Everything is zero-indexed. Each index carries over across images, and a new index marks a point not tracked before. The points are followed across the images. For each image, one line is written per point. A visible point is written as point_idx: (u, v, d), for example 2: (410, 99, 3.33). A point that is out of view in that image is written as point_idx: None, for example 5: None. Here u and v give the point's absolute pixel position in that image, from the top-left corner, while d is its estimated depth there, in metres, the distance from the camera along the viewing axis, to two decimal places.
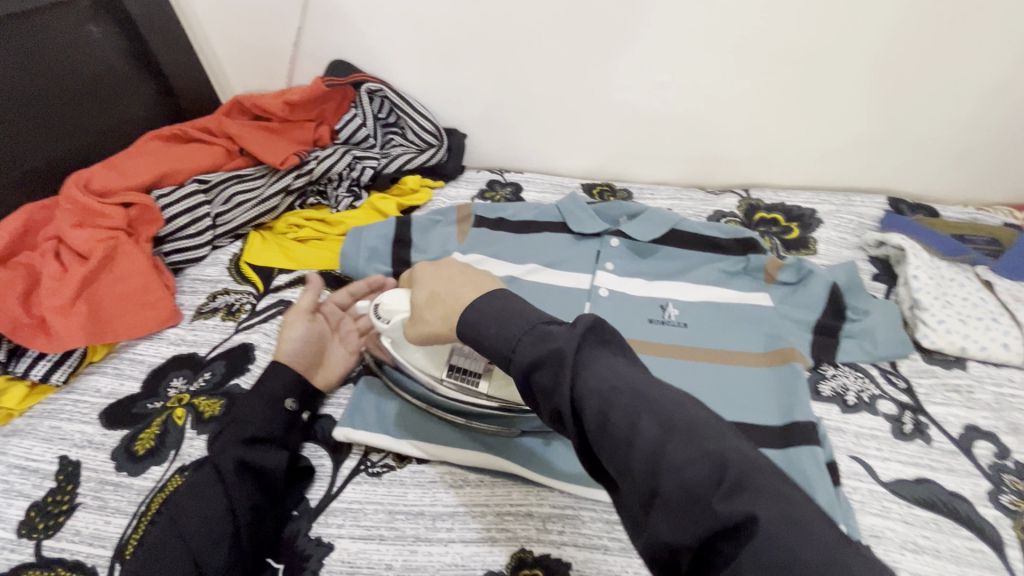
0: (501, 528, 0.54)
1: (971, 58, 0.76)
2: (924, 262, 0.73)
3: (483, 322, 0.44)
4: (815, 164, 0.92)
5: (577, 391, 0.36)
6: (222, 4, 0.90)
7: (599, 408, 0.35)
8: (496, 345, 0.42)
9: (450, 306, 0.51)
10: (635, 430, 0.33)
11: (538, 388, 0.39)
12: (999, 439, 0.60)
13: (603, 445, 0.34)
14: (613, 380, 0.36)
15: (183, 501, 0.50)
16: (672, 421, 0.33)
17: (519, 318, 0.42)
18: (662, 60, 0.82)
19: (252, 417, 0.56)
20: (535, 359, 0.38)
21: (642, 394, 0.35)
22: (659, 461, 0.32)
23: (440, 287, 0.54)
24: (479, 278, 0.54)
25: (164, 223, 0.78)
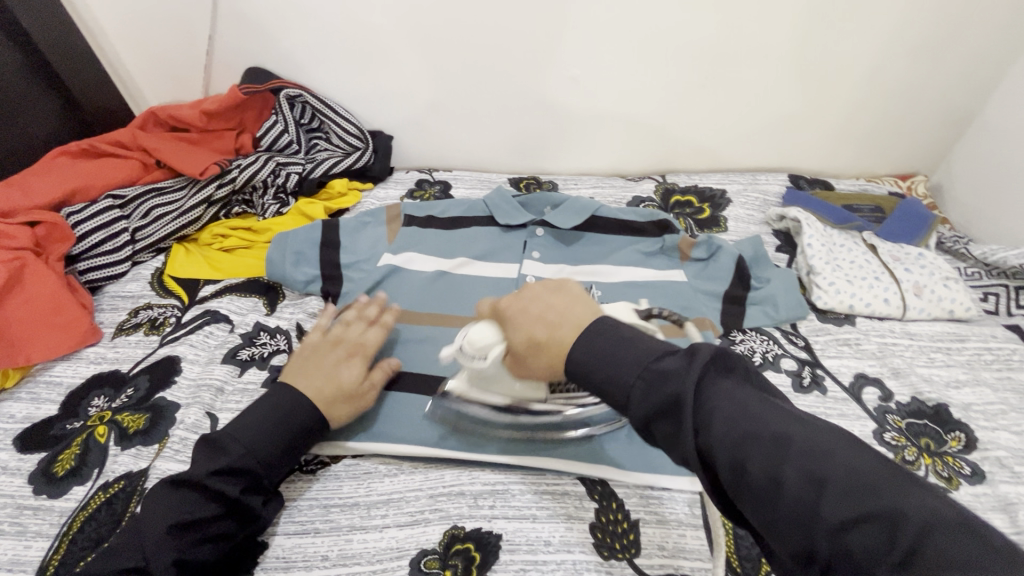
0: (434, 508, 0.56)
1: (844, 44, 0.84)
2: (817, 231, 0.80)
3: (590, 360, 0.39)
4: (722, 148, 0.99)
5: (703, 440, 0.32)
6: (127, 15, 0.88)
7: (731, 457, 0.31)
8: (602, 388, 0.38)
9: (556, 349, 0.41)
10: (778, 483, 0.29)
11: (659, 435, 0.35)
12: (883, 383, 0.66)
13: (741, 498, 0.31)
14: (740, 421, 0.32)
15: (158, 518, 0.47)
16: (817, 468, 0.29)
17: (629, 351, 0.38)
18: (572, 55, 0.86)
19: (261, 450, 0.52)
20: (651, 406, 0.35)
21: (782, 437, 0.31)
22: (809, 522, 0.28)
23: (531, 323, 0.44)
24: (575, 304, 0.44)
25: (77, 240, 0.76)
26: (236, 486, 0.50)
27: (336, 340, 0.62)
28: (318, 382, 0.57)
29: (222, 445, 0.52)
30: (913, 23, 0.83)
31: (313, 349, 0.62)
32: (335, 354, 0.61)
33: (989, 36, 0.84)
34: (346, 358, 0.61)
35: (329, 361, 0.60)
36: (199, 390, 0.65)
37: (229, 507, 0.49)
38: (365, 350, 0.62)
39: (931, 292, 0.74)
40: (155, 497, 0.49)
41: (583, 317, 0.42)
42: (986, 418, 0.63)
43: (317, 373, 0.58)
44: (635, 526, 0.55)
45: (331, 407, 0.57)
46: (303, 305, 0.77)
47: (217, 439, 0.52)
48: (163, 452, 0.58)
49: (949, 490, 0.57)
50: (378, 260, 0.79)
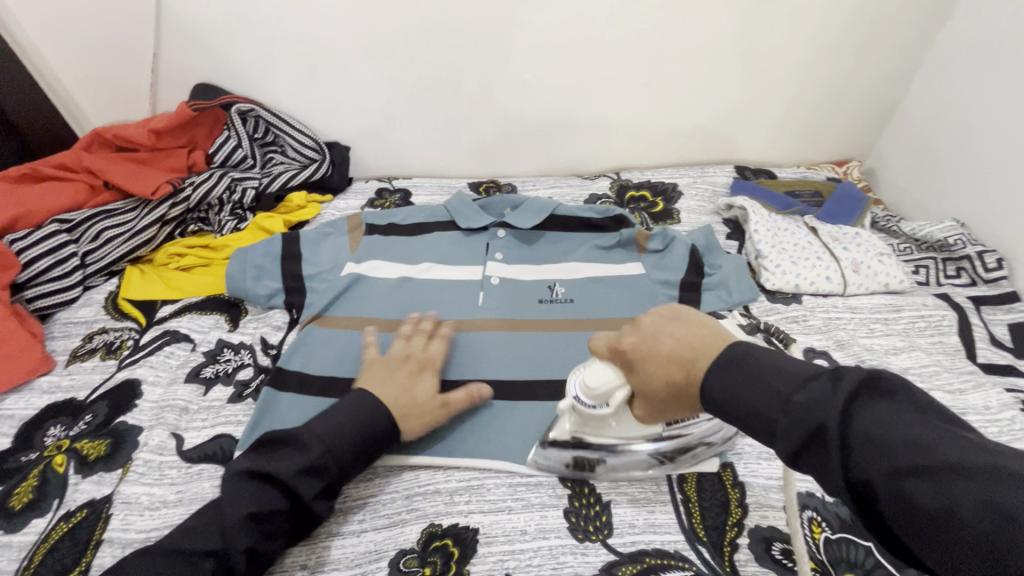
0: (410, 508, 0.57)
1: (775, 42, 0.90)
2: (763, 217, 0.84)
3: (735, 393, 0.38)
4: (672, 144, 1.03)
5: (858, 468, 0.31)
6: (65, 36, 0.86)
7: (891, 485, 0.30)
8: (744, 421, 0.37)
9: (695, 389, 0.41)
10: (954, 515, 0.27)
11: (803, 465, 0.34)
12: (830, 355, 0.71)
13: (908, 532, 0.29)
14: (903, 445, 0.30)
15: (231, 507, 0.48)
16: (998, 498, 0.27)
17: (769, 380, 0.37)
18: (522, 60, 0.88)
19: (338, 447, 0.53)
20: (792, 434, 0.34)
21: (948, 465, 0.28)
22: (998, 560, 0.26)
23: (660, 363, 0.43)
24: (703, 331, 0.43)
25: (23, 268, 0.73)
26: (311, 489, 0.51)
27: (404, 355, 0.64)
28: (396, 394, 0.59)
29: (306, 444, 0.52)
30: (835, 19, 0.89)
31: (382, 363, 0.63)
32: (406, 368, 0.62)
33: (904, 29, 0.91)
34: (416, 373, 0.62)
35: (403, 374, 0.61)
36: (161, 411, 0.64)
37: (292, 500, 0.50)
38: (432, 365, 0.64)
39: (868, 268, 0.79)
40: (226, 485, 0.50)
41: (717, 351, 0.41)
42: (922, 380, 0.68)
43: (391, 382, 0.60)
44: (606, 507, 0.57)
45: (406, 418, 0.58)
46: (266, 319, 0.77)
47: (300, 436, 0.53)
48: (128, 476, 0.57)
49: None
50: (342, 269, 0.79)
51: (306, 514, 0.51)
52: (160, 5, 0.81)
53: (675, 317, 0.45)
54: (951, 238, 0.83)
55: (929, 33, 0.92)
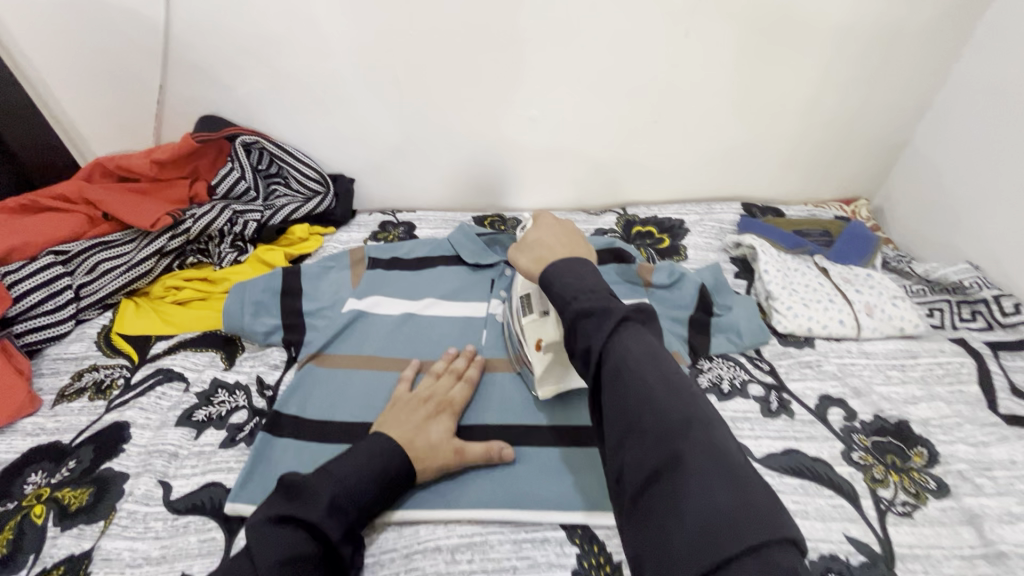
0: (411, 569, 0.53)
1: (780, 81, 0.90)
2: (773, 258, 0.83)
3: (563, 270, 0.51)
4: (679, 179, 1.03)
5: (611, 341, 0.43)
6: (71, 67, 0.85)
7: (620, 357, 0.42)
8: (561, 289, 0.49)
9: (544, 254, 0.56)
10: (648, 387, 0.40)
11: (579, 330, 0.45)
12: (847, 403, 0.68)
13: (610, 388, 0.41)
14: (642, 350, 0.42)
15: (263, 553, 0.45)
16: (685, 400, 0.39)
17: (588, 281, 0.49)
18: (529, 96, 0.88)
19: (359, 488, 0.52)
20: (587, 306, 0.46)
21: (671, 374, 0.41)
22: (657, 426, 0.38)
23: (546, 235, 0.59)
24: (578, 244, 0.59)
25: (15, 302, 0.71)
26: (338, 530, 0.49)
27: (426, 394, 0.64)
28: (412, 433, 0.58)
29: (325, 487, 0.50)
30: (840, 63, 0.89)
31: (403, 402, 0.63)
32: (423, 410, 0.62)
33: (911, 71, 0.92)
34: (435, 414, 0.62)
35: (420, 415, 0.61)
36: (150, 457, 0.61)
37: (320, 539, 0.48)
38: (453, 408, 0.64)
39: (882, 311, 0.77)
40: (255, 531, 0.47)
41: (580, 254, 0.56)
42: (944, 432, 0.65)
43: (408, 423, 0.59)
44: (618, 568, 0.54)
45: (421, 461, 0.57)
46: (263, 358, 0.74)
47: (318, 480, 0.51)
48: (111, 529, 0.54)
49: (918, 506, 0.58)
50: (343, 306, 0.76)
51: (331, 556, 0.48)
52: (169, 39, 0.82)
53: (577, 233, 0.62)
54: (966, 281, 0.83)
55: (935, 75, 0.93)
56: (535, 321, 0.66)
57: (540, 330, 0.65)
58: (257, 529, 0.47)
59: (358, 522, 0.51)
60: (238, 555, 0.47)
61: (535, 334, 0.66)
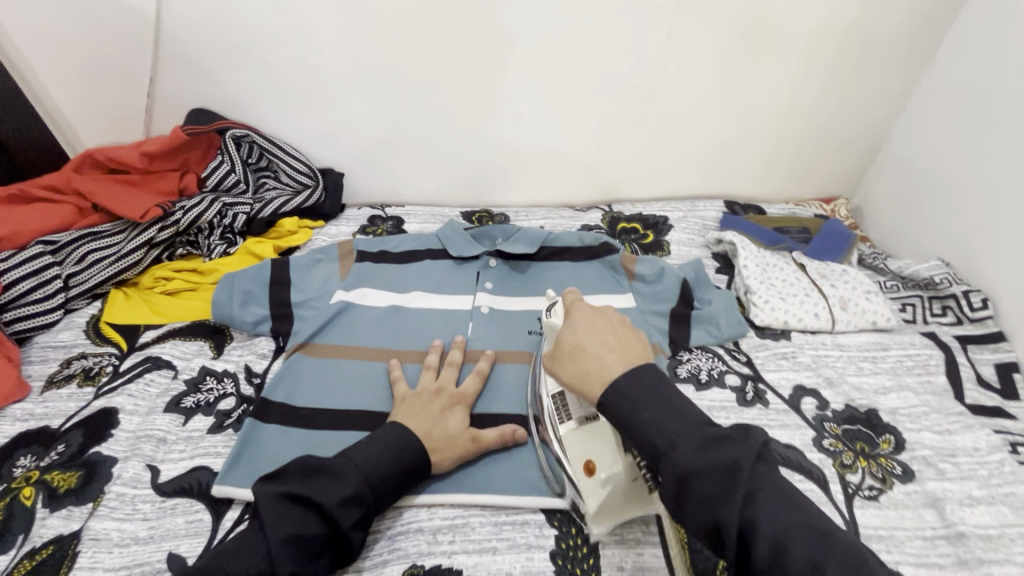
0: (392, 549, 0.55)
1: (762, 82, 0.93)
2: (752, 254, 0.85)
3: (645, 407, 0.42)
4: (664, 177, 1.05)
5: (752, 516, 0.38)
6: (61, 57, 0.86)
7: (770, 532, 0.37)
8: (647, 434, 0.41)
9: (594, 369, 0.46)
10: (803, 558, 0.36)
11: (693, 497, 0.39)
12: (820, 393, 0.71)
13: (767, 570, 0.36)
14: (780, 502, 0.38)
15: (273, 527, 0.47)
16: (840, 549, 0.37)
17: (686, 422, 0.41)
18: (517, 94, 0.90)
19: (376, 477, 0.53)
20: (699, 464, 0.39)
21: (815, 521, 0.38)
22: None
23: (589, 338, 0.48)
24: (631, 342, 0.48)
25: (4, 290, 0.72)
26: (349, 519, 0.50)
27: (436, 387, 0.65)
28: (427, 425, 0.60)
29: (346, 474, 0.52)
30: (820, 64, 0.92)
31: (413, 396, 0.64)
32: (437, 402, 0.63)
33: (887, 73, 0.94)
34: (449, 406, 0.63)
35: (433, 408, 0.62)
36: (138, 442, 0.62)
37: (331, 526, 0.49)
38: (465, 400, 0.65)
39: (855, 305, 0.80)
40: (267, 508, 0.48)
41: (638, 362, 0.46)
42: (912, 421, 0.68)
43: (423, 416, 0.61)
44: (594, 548, 0.56)
45: (438, 451, 0.58)
46: (252, 347, 0.75)
47: (336, 466, 0.52)
48: (99, 510, 0.55)
49: (884, 490, 0.60)
50: (331, 297, 0.78)
51: (342, 542, 0.50)
52: (160, 32, 0.82)
53: (626, 323, 0.51)
54: (937, 277, 0.85)
55: (910, 78, 0.95)
56: (575, 434, 0.58)
57: (592, 451, 0.57)
58: (267, 508, 0.49)
59: (371, 513, 0.52)
60: (248, 529, 0.49)
61: (581, 452, 0.57)
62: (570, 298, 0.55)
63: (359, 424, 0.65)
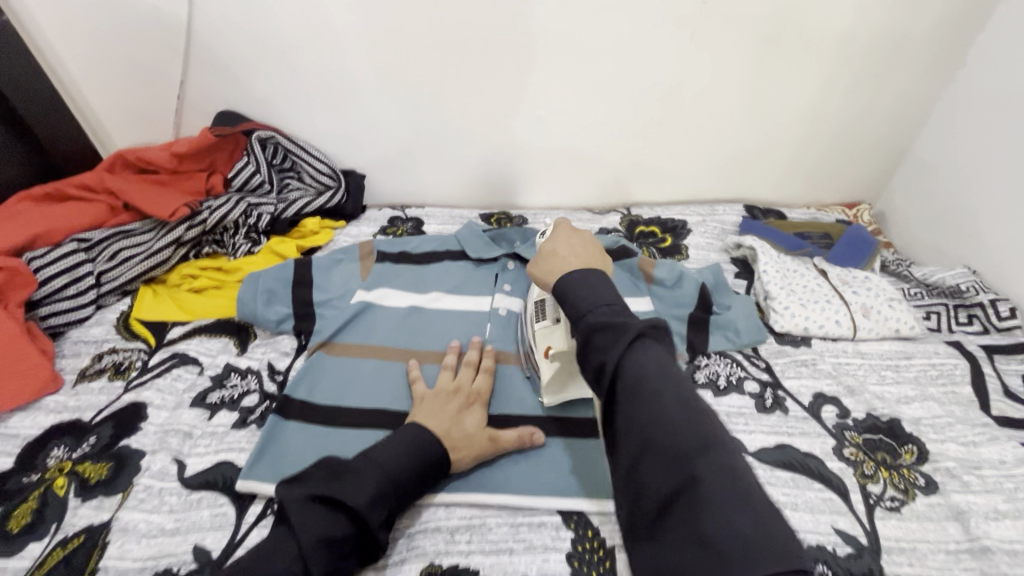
0: (410, 547, 0.56)
1: (785, 86, 0.92)
2: (772, 259, 0.85)
3: (584, 286, 0.50)
4: (683, 180, 1.04)
5: (627, 362, 0.43)
6: (95, 61, 0.89)
7: (634, 376, 0.42)
8: (574, 301, 0.49)
9: (558, 266, 0.55)
10: (659, 410, 0.40)
11: (593, 344, 0.45)
12: (841, 401, 0.70)
13: (629, 407, 0.42)
14: (662, 374, 0.42)
15: (304, 528, 0.46)
16: (703, 427, 0.39)
17: (603, 296, 0.48)
18: (537, 97, 0.91)
19: (398, 475, 0.53)
20: (602, 321, 0.45)
21: (694, 405, 0.41)
22: (675, 449, 0.38)
23: (562, 247, 0.57)
24: (595, 258, 0.57)
25: (40, 285, 0.74)
26: (377, 517, 0.50)
27: (454, 389, 0.66)
28: (446, 424, 0.60)
29: (368, 473, 0.52)
30: (845, 67, 0.91)
31: (432, 397, 0.65)
32: (455, 402, 0.64)
33: (914, 77, 0.93)
34: (466, 407, 0.64)
35: (452, 408, 0.63)
36: (165, 436, 0.64)
37: (358, 524, 0.49)
38: (482, 400, 0.66)
39: (878, 313, 0.79)
40: (295, 509, 0.48)
41: (597, 268, 0.55)
42: (935, 431, 0.67)
43: (442, 416, 0.61)
44: (610, 552, 0.56)
45: (457, 451, 0.59)
46: (275, 344, 0.77)
47: (359, 466, 0.52)
48: (128, 501, 0.57)
49: (906, 501, 0.60)
50: (352, 297, 0.79)
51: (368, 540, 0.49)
52: (191, 36, 0.85)
53: (597, 245, 0.60)
54: (963, 285, 0.84)
55: (939, 81, 0.94)
56: (546, 329, 0.68)
57: (551, 339, 0.67)
58: (296, 509, 0.48)
59: (393, 511, 0.52)
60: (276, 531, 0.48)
61: (546, 338, 0.68)
62: (560, 222, 0.64)
63: (378, 423, 0.66)
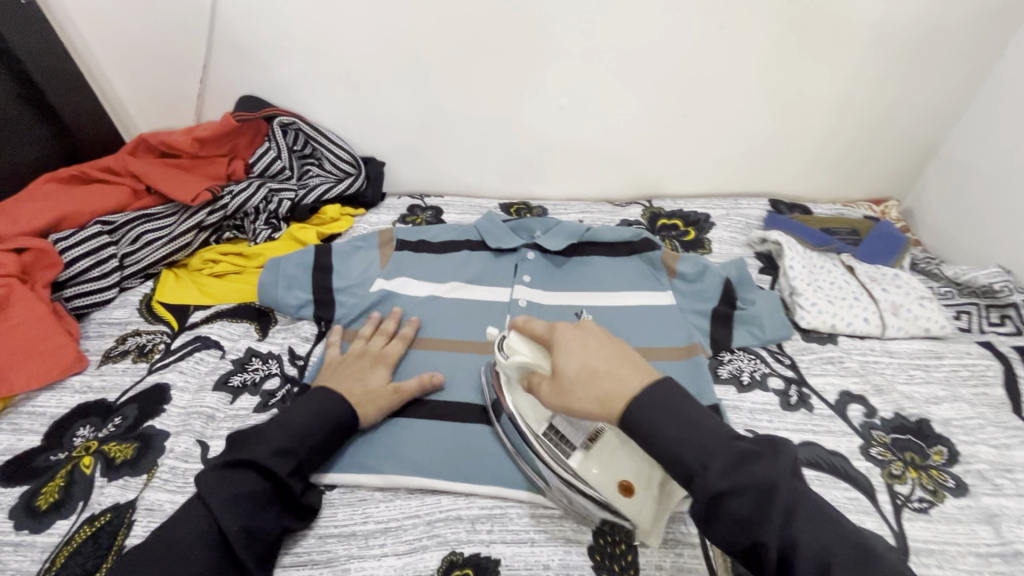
0: (432, 534, 0.56)
1: (815, 78, 0.90)
2: (798, 254, 0.83)
3: (672, 424, 0.42)
4: (707, 173, 1.03)
5: (792, 535, 0.40)
6: (120, 44, 0.89)
7: (812, 549, 0.40)
8: (682, 460, 0.41)
9: (615, 393, 0.44)
10: (838, 570, 0.39)
11: (732, 517, 0.40)
12: (868, 400, 0.69)
13: None
14: (813, 519, 0.41)
15: (215, 492, 0.49)
16: (871, 564, 0.40)
17: (710, 442, 0.42)
18: (561, 86, 0.89)
19: (302, 432, 0.56)
20: (733, 487, 0.40)
21: (846, 535, 0.41)
22: None
23: (592, 357, 0.46)
24: (633, 356, 0.47)
25: (65, 267, 0.75)
26: (286, 467, 0.53)
27: (359, 353, 0.68)
28: (349, 384, 0.63)
29: (271, 433, 0.54)
30: (878, 59, 0.88)
31: (339, 362, 0.67)
32: (361, 364, 0.67)
33: (950, 70, 0.90)
34: (373, 367, 0.67)
35: (356, 369, 0.66)
36: (189, 418, 0.64)
37: (268, 476, 0.52)
38: (390, 361, 0.68)
39: (908, 311, 0.77)
40: (206, 477, 0.50)
41: (643, 373, 0.46)
42: (965, 433, 0.65)
43: (347, 377, 0.64)
44: (633, 546, 0.55)
45: (362, 404, 0.62)
46: (295, 330, 0.77)
47: (263, 431, 0.55)
48: (153, 482, 0.58)
49: (935, 503, 0.58)
50: (372, 285, 0.78)
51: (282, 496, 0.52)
52: (215, 20, 0.84)
53: (608, 336, 0.50)
54: (996, 284, 0.80)
55: (976, 74, 0.91)
56: (587, 460, 0.55)
57: (624, 469, 0.54)
58: (203, 475, 0.50)
59: (301, 466, 0.55)
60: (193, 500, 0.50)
61: (610, 474, 0.54)
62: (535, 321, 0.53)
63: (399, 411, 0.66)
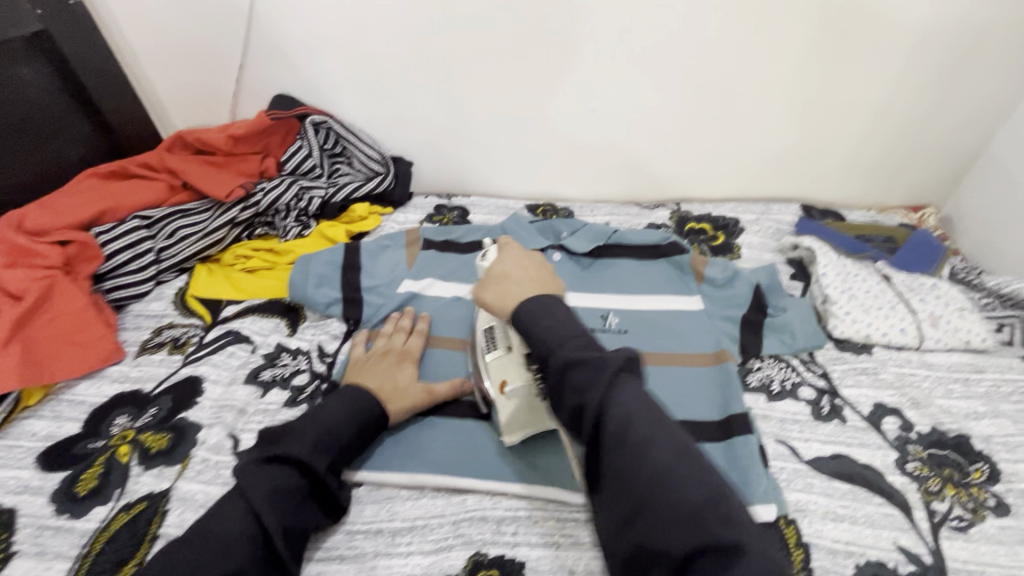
0: (457, 534, 0.56)
1: (851, 81, 0.88)
2: (832, 261, 0.81)
3: (542, 313, 0.49)
4: (736, 177, 1.01)
5: (611, 404, 0.42)
6: (160, 45, 0.91)
7: (622, 417, 0.41)
8: (543, 339, 0.47)
9: (512, 291, 0.53)
10: (651, 447, 0.40)
11: (570, 384, 0.44)
12: (903, 413, 0.67)
13: (615, 449, 0.41)
14: (641, 408, 0.42)
15: (252, 487, 0.49)
16: (695, 462, 0.39)
17: (568, 330, 0.47)
18: (590, 89, 0.89)
19: (337, 429, 0.56)
20: (575, 357, 0.44)
21: (676, 436, 0.41)
22: (659, 497, 0.38)
23: (512, 267, 0.56)
24: (547, 277, 0.57)
25: (105, 260, 0.77)
26: (323, 465, 0.54)
27: (384, 349, 0.68)
28: (380, 381, 0.64)
29: (307, 430, 0.55)
30: (919, 63, 0.86)
31: (365, 359, 0.68)
32: (388, 361, 0.67)
33: (994, 75, 0.87)
34: (398, 363, 0.67)
35: (384, 366, 0.66)
36: (221, 410, 0.66)
37: (304, 473, 0.53)
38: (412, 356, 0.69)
39: (947, 323, 0.75)
40: (244, 471, 0.51)
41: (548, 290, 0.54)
42: (1008, 450, 0.63)
43: (376, 374, 0.65)
44: None
45: (392, 402, 0.62)
46: (324, 327, 0.78)
47: (299, 426, 0.55)
48: (186, 472, 0.59)
49: (975, 522, 0.57)
50: (399, 285, 0.79)
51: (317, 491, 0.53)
52: (252, 22, 0.86)
53: (545, 264, 0.59)
54: None
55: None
56: (500, 358, 0.60)
57: (507, 371, 0.59)
58: (242, 469, 0.51)
59: (335, 463, 0.55)
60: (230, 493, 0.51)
61: (499, 373, 0.60)
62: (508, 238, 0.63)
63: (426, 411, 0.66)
